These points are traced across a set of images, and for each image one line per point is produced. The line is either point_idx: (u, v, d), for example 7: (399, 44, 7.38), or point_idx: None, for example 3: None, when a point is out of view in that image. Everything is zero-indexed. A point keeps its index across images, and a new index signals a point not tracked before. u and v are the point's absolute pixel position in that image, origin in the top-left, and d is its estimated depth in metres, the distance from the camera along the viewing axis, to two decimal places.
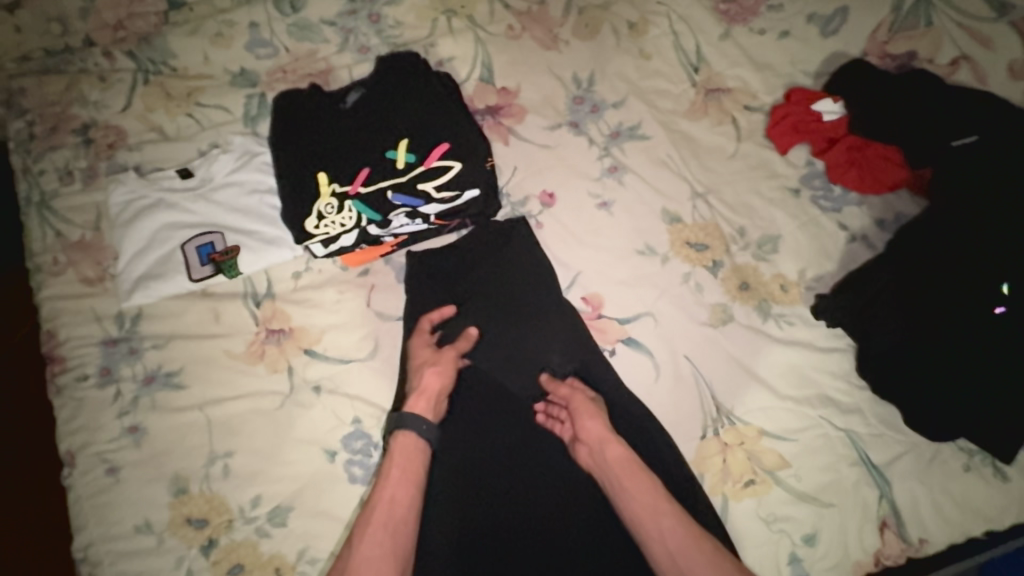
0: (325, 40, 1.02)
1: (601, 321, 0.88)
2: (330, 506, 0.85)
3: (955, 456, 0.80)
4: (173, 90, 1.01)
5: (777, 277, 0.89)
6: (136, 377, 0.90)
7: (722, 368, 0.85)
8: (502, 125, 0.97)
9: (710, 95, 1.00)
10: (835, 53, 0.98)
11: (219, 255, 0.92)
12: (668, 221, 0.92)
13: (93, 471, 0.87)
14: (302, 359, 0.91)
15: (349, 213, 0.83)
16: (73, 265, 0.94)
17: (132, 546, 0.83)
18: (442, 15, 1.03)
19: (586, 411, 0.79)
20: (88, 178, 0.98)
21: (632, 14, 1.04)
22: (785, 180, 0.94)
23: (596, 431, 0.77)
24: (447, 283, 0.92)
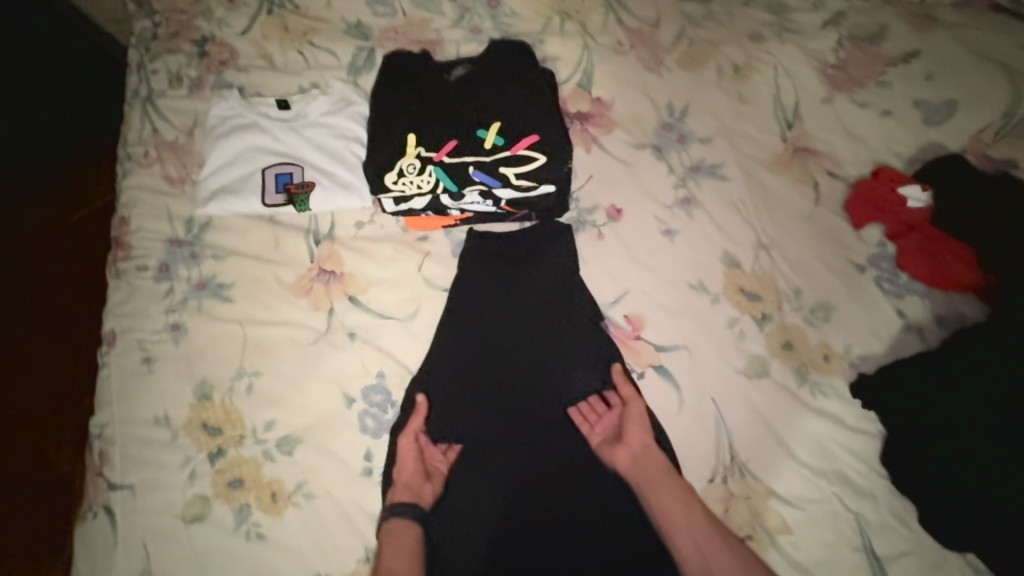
0: (441, 13, 1.06)
1: (637, 342, 0.89)
2: (336, 447, 0.87)
3: (961, 570, 0.77)
4: (291, 26, 1.05)
5: (823, 346, 0.87)
6: (190, 280, 0.94)
7: (746, 419, 0.84)
8: (588, 133, 0.99)
9: (798, 153, 0.99)
10: (932, 142, 0.97)
11: (294, 187, 0.96)
12: (726, 263, 0.92)
13: (130, 354, 0.91)
14: (345, 304, 0.94)
15: (429, 177, 0.86)
16: (160, 162, 0.99)
17: (148, 436, 0.87)
18: (557, 16, 1.06)
19: (636, 419, 0.83)
20: (194, 86, 1.03)
21: (738, 57, 1.04)
22: (852, 254, 0.93)
23: (640, 438, 0.82)
24: (496, 268, 0.94)
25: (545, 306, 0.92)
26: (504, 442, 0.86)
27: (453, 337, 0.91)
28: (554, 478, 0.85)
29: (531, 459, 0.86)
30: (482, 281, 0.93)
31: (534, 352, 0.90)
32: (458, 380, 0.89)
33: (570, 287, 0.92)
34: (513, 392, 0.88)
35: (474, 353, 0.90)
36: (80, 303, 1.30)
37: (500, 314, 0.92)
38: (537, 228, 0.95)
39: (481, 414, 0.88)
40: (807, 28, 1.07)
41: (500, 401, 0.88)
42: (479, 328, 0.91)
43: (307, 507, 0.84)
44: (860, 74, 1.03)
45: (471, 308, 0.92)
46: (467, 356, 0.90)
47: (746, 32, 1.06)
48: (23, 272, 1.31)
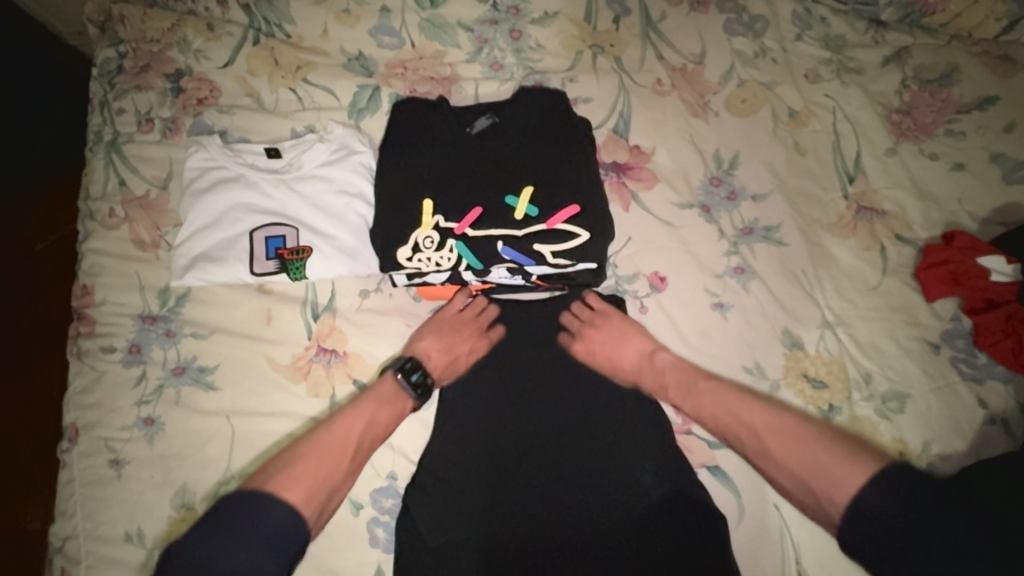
0: (456, 44, 0.93)
1: (688, 438, 0.79)
2: (343, 566, 0.75)
3: None
4: (282, 58, 0.91)
5: (898, 442, 0.77)
6: (166, 363, 0.81)
7: (817, 533, 0.74)
8: (626, 188, 0.87)
9: (861, 213, 0.88)
10: (1010, 203, 0.87)
11: (287, 252, 0.83)
12: (787, 344, 0.81)
13: (97, 456, 0.77)
14: (349, 390, 0.81)
15: (449, 253, 0.73)
16: (129, 222, 0.85)
17: (118, 555, 0.74)
18: (589, 49, 0.93)
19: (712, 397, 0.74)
20: (168, 130, 0.88)
21: (795, 100, 0.92)
22: (924, 331, 0.83)
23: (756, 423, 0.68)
24: (508, 401, 0.79)
25: (564, 467, 0.74)
26: (541, 454, 0.75)
27: (454, 516, 0.72)
28: (586, 489, 0.73)
29: (563, 468, 0.74)
30: (481, 431, 0.76)
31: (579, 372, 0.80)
32: (503, 391, 0.79)
33: (612, 404, 0.78)
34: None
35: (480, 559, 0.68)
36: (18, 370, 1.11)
37: (509, 487, 0.73)
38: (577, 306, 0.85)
39: (519, 426, 0.77)
40: (868, 66, 0.95)
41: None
42: (485, 491, 0.73)
43: None
44: (928, 121, 0.92)
45: (472, 476, 0.73)
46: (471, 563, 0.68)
47: (801, 71, 0.94)
48: None
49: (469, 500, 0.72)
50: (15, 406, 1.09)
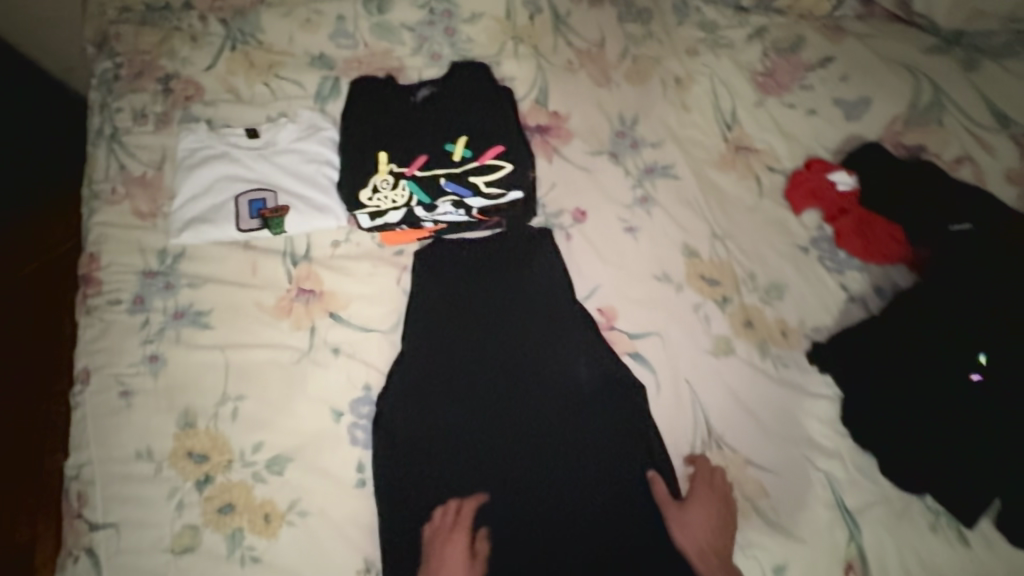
0: (402, 42, 1.13)
1: (613, 332, 0.94)
2: (328, 464, 0.87)
3: (922, 514, 0.85)
4: (256, 60, 1.10)
5: (779, 322, 0.95)
6: (166, 310, 0.94)
7: (721, 398, 0.90)
8: (549, 144, 1.07)
9: (739, 152, 1.09)
10: (854, 134, 1.07)
11: (268, 212, 0.98)
12: (686, 254, 0.99)
13: (107, 391, 0.89)
14: (327, 321, 0.96)
15: (402, 192, 0.91)
16: (129, 198, 1.00)
17: (130, 471, 0.85)
18: (510, 41, 1.14)
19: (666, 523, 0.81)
20: (161, 122, 1.05)
21: (679, 70, 1.15)
22: (795, 238, 1.02)
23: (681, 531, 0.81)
24: (459, 313, 0.95)
25: (508, 362, 0.92)
26: (486, 355, 0.93)
27: (421, 406, 0.90)
28: (528, 377, 0.91)
29: (505, 364, 0.92)
30: (433, 358, 0.93)
31: (518, 286, 0.97)
32: (454, 306, 0.96)
33: (538, 317, 0.95)
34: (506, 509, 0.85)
35: (459, 455, 0.88)
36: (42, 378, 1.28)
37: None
38: (494, 315, 0.95)
39: (470, 335, 0.94)
40: (736, 42, 1.19)
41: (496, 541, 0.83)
42: (447, 386, 0.91)
43: (301, 525, 0.83)
44: (786, 79, 1.14)
45: (431, 397, 0.91)
46: (452, 457, 0.87)
47: (682, 49, 1.17)
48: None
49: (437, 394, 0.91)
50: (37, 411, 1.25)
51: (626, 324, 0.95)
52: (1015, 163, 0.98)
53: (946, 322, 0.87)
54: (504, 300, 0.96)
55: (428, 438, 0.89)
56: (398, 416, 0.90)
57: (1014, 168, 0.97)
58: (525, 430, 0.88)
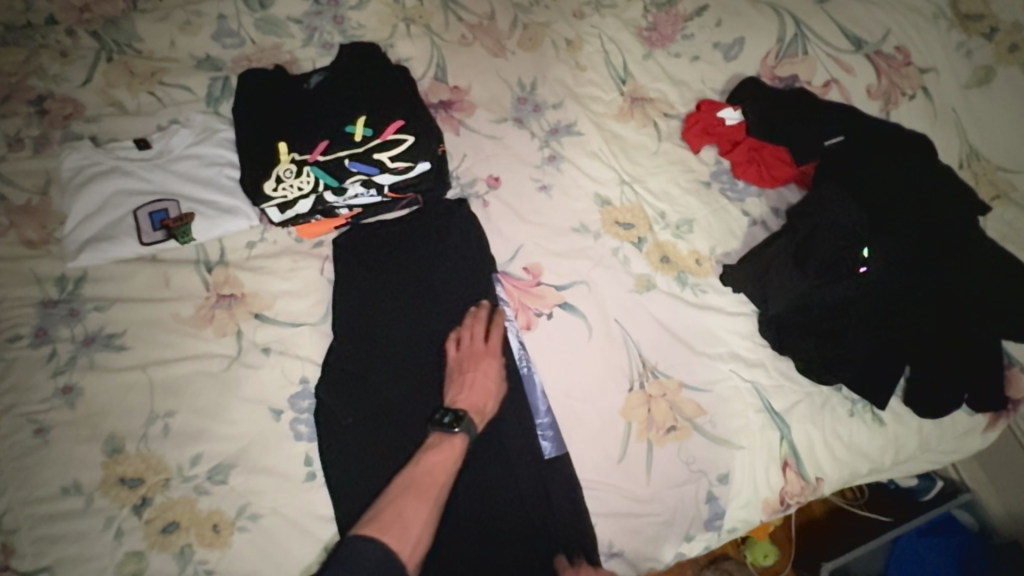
0: (290, 35, 1.11)
1: (540, 288, 0.96)
2: (275, 463, 0.85)
3: (841, 403, 0.94)
4: (136, 69, 1.06)
5: (693, 253, 1.02)
6: (75, 338, 0.89)
7: (650, 330, 0.95)
8: (454, 118, 1.08)
9: (635, 102, 1.15)
10: (735, 74, 1.16)
11: (172, 222, 0.95)
12: (599, 204, 1.04)
13: (18, 432, 0.83)
14: (252, 323, 0.93)
15: (308, 178, 0.94)
16: (14, 228, 0.94)
17: (58, 509, 0.80)
18: (401, 22, 1.15)
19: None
20: (39, 145, 0.99)
21: (569, 33, 1.20)
22: (697, 174, 1.09)
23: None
24: (387, 293, 0.95)
25: (443, 332, 0.94)
26: (420, 330, 0.94)
27: (363, 390, 0.89)
28: None
29: (444, 335, 0.93)
30: (368, 343, 0.92)
31: (441, 260, 0.97)
32: (381, 287, 0.95)
33: (467, 287, 0.96)
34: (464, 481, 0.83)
35: (411, 434, 0.87)
36: None
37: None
38: (422, 288, 0.96)
39: (402, 313, 0.95)
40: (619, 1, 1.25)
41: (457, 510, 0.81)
42: (385, 366, 0.91)
43: (254, 529, 0.81)
44: (669, 31, 1.20)
45: (368, 381, 0.90)
46: (405, 436, 0.87)
47: (570, 13, 1.23)
48: None
49: (375, 377, 0.90)
50: None
51: (553, 276, 0.97)
52: (873, 79, 1.12)
53: (837, 227, 0.94)
54: (430, 270, 0.97)
55: (374, 421, 0.88)
56: (340, 403, 0.88)
57: (873, 84, 1.12)
58: None
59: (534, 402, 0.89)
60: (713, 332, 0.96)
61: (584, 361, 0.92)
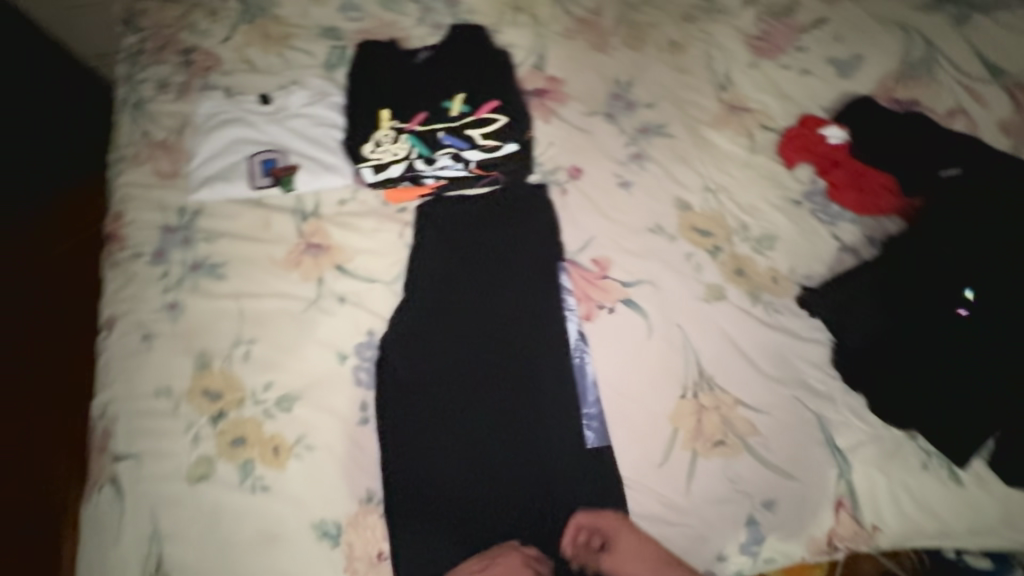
0: (407, 14, 1.19)
1: (606, 281, 0.97)
2: (334, 403, 0.92)
3: (914, 453, 0.86)
4: (270, 33, 1.17)
5: (771, 270, 0.98)
6: (185, 262, 1.00)
7: (713, 341, 0.92)
8: (546, 106, 1.10)
9: (733, 111, 1.12)
10: (848, 92, 1.10)
11: (279, 171, 1.05)
12: (679, 207, 1.03)
13: (131, 335, 0.96)
14: (333, 273, 1.00)
15: (403, 145, 1.04)
16: (152, 160, 1.07)
17: (151, 407, 0.91)
18: (511, 10, 1.19)
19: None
20: (181, 91, 1.12)
21: (674, 36, 1.19)
22: (789, 192, 1.04)
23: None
24: (458, 264, 0.99)
25: (506, 311, 0.97)
26: (483, 304, 0.97)
27: (425, 350, 0.95)
28: (526, 321, 0.96)
29: (507, 313, 0.96)
30: (435, 308, 0.97)
31: (515, 240, 1.00)
32: (454, 258, 1.00)
33: (535, 269, 0.98)
34: (505, 456, 0.88)
35: (461, 401, 0.92)
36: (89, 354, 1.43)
37: None
38: (491, 263, 0.99)
39: (470, 285, 0.98)
40: (731, 7, 1.22)
41: (491, 485, 0.87)
42: (448, 333, 0.96)
43: (308, 458, 0.88)
44: (780, 42, 1.17)
45: (430, 344, 0.95)
46: (454, 400, 0.92)
47: (679, 16, 1.22)
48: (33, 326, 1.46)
49: (437, 341, 0.95)
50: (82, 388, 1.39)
51: (621, 273, 0.97)
52: (1009, 114, 1.02)
53: (934, 265, 0.89)
54: (501, 248, 1.00)
55: (429, 381, 0.93)
56: (404, 358, 0.94)
57: (1008, 119, 1.02)
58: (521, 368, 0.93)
59: (584, 390, 0.91)
60: (782, 353, 0.92)
61: (640, 360, 0.91)
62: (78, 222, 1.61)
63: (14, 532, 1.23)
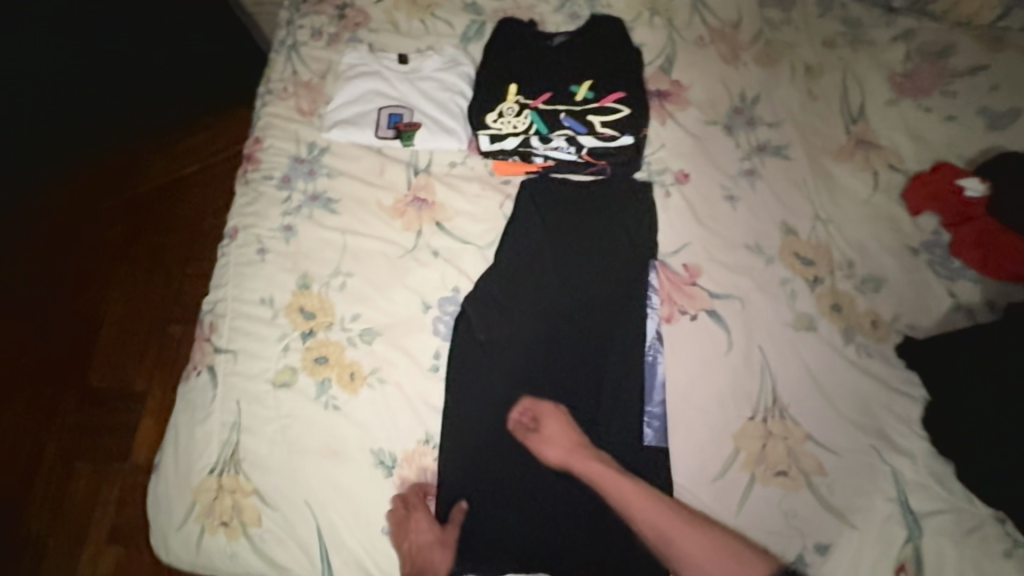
0: (546, 0, 1.24)
1: (693, 288, 0.96)
2: (410, 345, 0.98)
3: (997, 537, 0.77)
4: (419, 0, 1.26)
5: (871, 313, 0.93)
6: (305, 192, 1.10)
7: (794, 371, 0.90)
8: (665, 108, 1.11)
9: (860, 145, 1.07)
10: (993, 146, 1.03)
11: (403, 125, 1.12)
12: (783, 231, 1.00)
13: (249, 246, 1.06)
14: (432, 228, 1.06)
15: (524, 120, 1.08)
16: (295, 97, 1.18)
17: (254, 313, 1.01)
18: (647, 11, 1.21)
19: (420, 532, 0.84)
20: (332, 40, 1.23)
21: (811, 59, 1.16)
22: (906, 238, 0.99)
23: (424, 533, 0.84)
24: (551, 243, 1.03)
25: (588, 297, 0.99)
26: (567, 286, 1.00)
27: (504, 316, 0.99)
28: (607, 311, 0.97)
29: (589, 298, 0.98)
30: (520, 280, 1.01)
31: (609, 232, 1.02)
32: (547, 237, 1.03)
33: (623, 263, 1.00)
34: None
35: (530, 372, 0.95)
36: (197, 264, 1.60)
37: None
38: (581, 250, 1.02)
39: (558, 266, 1.01)
40: (878, 40, 1.18)
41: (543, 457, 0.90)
42: (528, 307, 0.99)
43: (379, 390, 0.94)
44: (926, 83, 1.11)
45: (509, 312, 0.99)
46: (523, 369, 0.96)
47: (819, 40, 1.19)
48: (155, 229, 1.64)
49: (518, 311, 0.99)
50: (187, 292, 1.56)
51: (711, 283, 0.96)
52: None
53: None
54: (595, 236, 1.02)
55: (503, 346, 0.97)
56: (482, 318, 0.98)
57: None
58: (592, 353, 0.95)
59: (651, 389, 0.91)
60: (866, 398, 0.88)
61: (713, 372, 0.90)
62: (209, 146, 1.77)
63: (116, 402, 1.42)
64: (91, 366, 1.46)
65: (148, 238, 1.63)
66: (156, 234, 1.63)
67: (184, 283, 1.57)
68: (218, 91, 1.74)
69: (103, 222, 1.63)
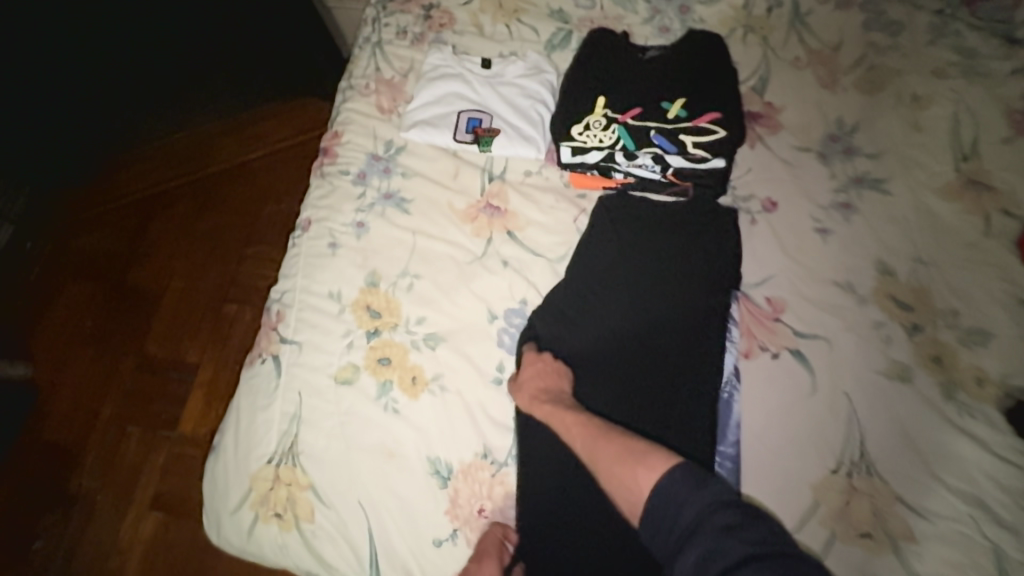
0: (636, 11, 1.20)
1: (776, 323, 0.91)
2: (474, 354, 0.96)
3: None
4: (505, 5, 1.25)
5: (974, 369, 0.86)
6: (379, 189, 1.10)
7: (884, 424, 0.83)
8: (755, 131, 1.06)
9: (970, 184, 0.99)
10: None
11: (481, 130, 1.11)
12: (879, 271, 0.93)
13: (321, 239, 1.07)
14: (502, 236, 1.04)
15: (611, 134, 1.05)
16: (376, 94, 1.19)
17: (321, 305, 1.01)
18: (741, 28, 1.16)
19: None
20: (416, 40, 1.23)
21: (919, 89, 1.08)
22: (1019, 291, 0.91)
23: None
24: (626, 263, 1.00)
25: (662, 323, 0.95)
26: (640, 310, 0.96)
27: (572, 335, 0.96)
28: (681, 339, 0.93)
29: (663, 325, 0.95)
30: (591, 298, 0.98)
31: (689, 257, 0.98)
32: (623, 257, 1.00)
33: (701, 291, 0.95)
34: None
35: (595, 394, 0.92)
36: (254, 249, 1.62)
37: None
38: (657, 273, 0.99)
39: (632, 288, 0.98)
40: (996, 73, 1.09)
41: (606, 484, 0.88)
42: (597, 327, 0.96)
43: (439, 396, 0.93)
44: None
45: (577, 330, 0.96)
46: (589, 391, 0.92)
47: (929, 69, 1.11)
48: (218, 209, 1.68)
49: (587, 331, 0.97)
50: (241, 277, 1.58)
51: (796, 320, 0.91)
52: None
53: None
54: (673, 260, 0.99)
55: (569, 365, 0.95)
56: (550, 335, 0.96)
57: None
58: (662, 382, 0.91)
59: (725, 428, 0.86)
60: (964, 464, 0.80)
61: (794, 415, 0.85)
62: (280, 135, 1.81)
63: (170, 375, 1.46)
64: (148, 336, 1.50)
65: (212, 219, 1.67)
66: (222, 214, 1.67)
67: (241, 265, 1.60)
68: (294, 82, 1.78)
69: (176, 197, 1.69)
